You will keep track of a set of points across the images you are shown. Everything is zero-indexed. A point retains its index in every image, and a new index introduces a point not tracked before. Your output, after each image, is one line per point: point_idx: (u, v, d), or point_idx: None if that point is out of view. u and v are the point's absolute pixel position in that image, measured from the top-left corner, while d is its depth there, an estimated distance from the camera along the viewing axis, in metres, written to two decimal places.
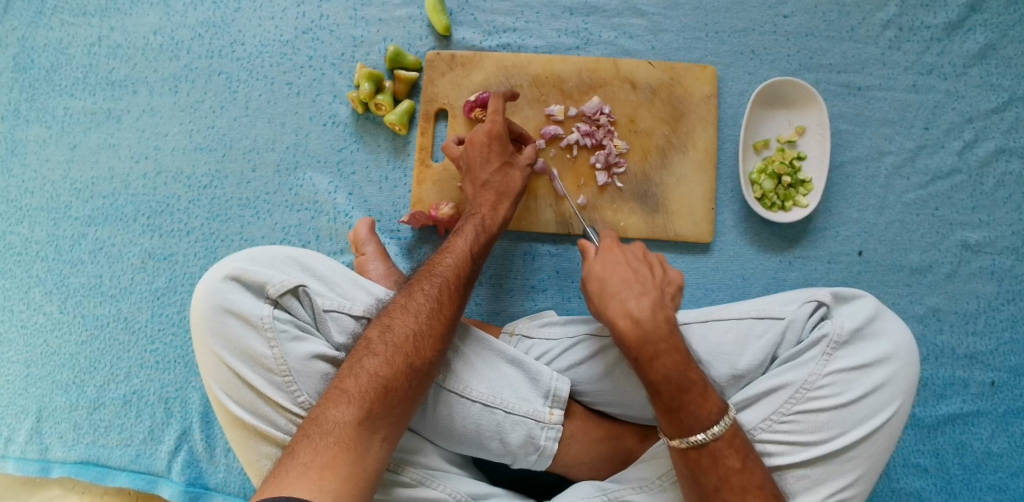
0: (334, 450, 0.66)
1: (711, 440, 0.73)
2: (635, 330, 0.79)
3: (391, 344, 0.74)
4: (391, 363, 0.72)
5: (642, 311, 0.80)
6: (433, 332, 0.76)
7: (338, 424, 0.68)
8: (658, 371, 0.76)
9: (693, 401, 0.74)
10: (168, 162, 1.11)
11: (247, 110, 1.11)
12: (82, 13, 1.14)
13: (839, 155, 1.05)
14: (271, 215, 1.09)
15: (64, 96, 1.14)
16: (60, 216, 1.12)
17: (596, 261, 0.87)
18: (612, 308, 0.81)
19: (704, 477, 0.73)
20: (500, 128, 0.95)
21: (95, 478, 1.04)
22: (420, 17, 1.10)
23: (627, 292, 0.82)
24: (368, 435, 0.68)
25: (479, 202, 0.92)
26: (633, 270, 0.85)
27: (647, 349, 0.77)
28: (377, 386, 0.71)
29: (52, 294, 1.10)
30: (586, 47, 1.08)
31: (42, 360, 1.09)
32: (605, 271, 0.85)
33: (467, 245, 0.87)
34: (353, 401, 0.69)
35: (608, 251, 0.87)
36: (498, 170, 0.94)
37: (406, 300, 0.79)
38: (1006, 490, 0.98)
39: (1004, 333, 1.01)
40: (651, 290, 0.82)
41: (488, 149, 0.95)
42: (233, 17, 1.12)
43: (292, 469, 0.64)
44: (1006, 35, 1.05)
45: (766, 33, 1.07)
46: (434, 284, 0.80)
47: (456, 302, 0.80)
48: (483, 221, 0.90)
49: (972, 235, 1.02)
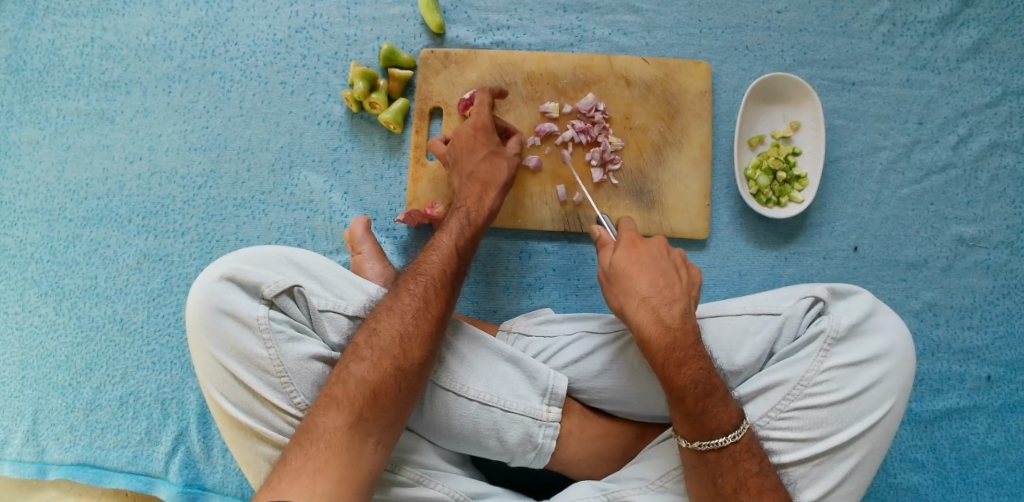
0: (325, 455, 0.66)
1: (731, 443, 0.74)
2: (664, 336, 0.77)
3: (377, 348, 0.74)
4: (377, 367, 0.72)
5: (672, 318, 0.79)
6: (421, 331, 0.76)
7: (328, 430, 0.68)
8: (685, 377, 0.75)
9: (716, 406, 0.74)
10: (163, 163, 1.11)
11: (241, 110, 1.11)
12: (74, 14, 1.14)
13: (833, 151, 1.05)
14: (266, 214, 1.08)
15: (57, 98, 1.13)
16: (54, 217, 1.11)
17: (620, 255, 0.84)
18: (642, 313, 0.79)
19: (722, 480, 0.73)
20: (485, 118, 0.95)
21: (93, 479, 1.04)
22: (414, 15, 1.10)
23: (659, 298, 0.80)
24: (360, 439, 0.68)
25: (465, 195, 0.92)
26: (662, 273, 0.82)
27: (675, 356, 0.76)
28: (365, 391, 0.71)
29: (47, 296, 1.10)
30: (580, 44, 1.07)
31: (38, 363, 1.08)
32: (631, 270, 0.82)
33: (452, 241, 0.86)
34: (342, 407, 0.70)
35: (631, 246, 0.85)
36: (484, 159, 0.94)
37: (391, 302, 0.78)
38: (1003, 484, 0.99)
39: (1000, 327, 1.02)
40: (681, 297, 0.81)
41: (473, 138, 0.95)
42: (226, 17, 1.12)
43: (283, 475, 0.64)
44: (999, 29, 1.05)
45: (759, 29, 1.07)
46: (418, 284, 0.80)
47: (442, 299, 0.80)
48: (468, 214, 0.90)
49: (967, 230, 1.03)
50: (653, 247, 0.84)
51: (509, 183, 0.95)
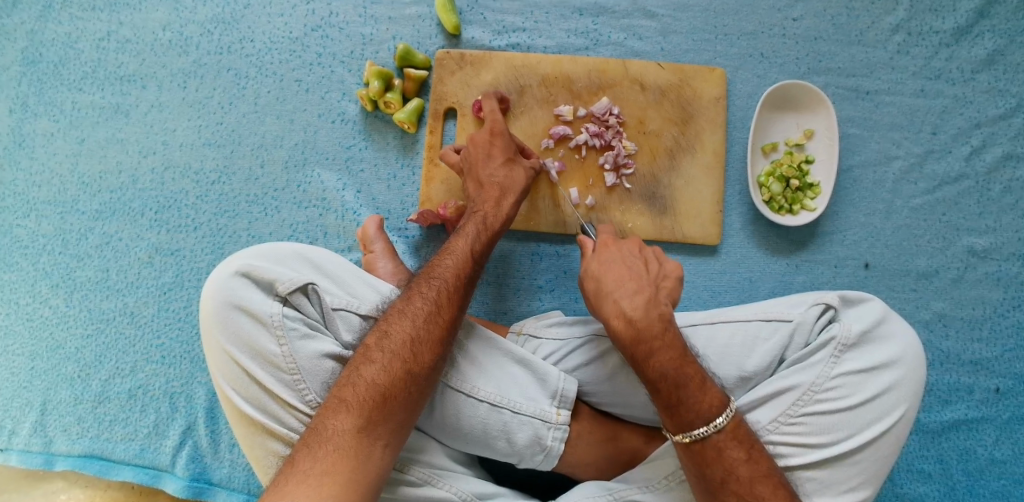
0: (333, 458, 0.66)
1: (713, 433, 0.73)
2: (629, 330, 0.78)
3: (388, 351, 0.74)
4: (388, 370, 0.73)
5: (635, 309, 0.79)
6: (432, 337, 0.76)
7: (338, 432, 0.68)
8: (653, 369, 0.76)
9: (693, 396, 0.74)
10: (177, 158, 1.11)
11: (255, 107, 1.11)
12: (91, 8, 1.14)
13: (846, 160, 1.05)
14: (279, 211, 1.09)
15: (73, 91, 1.13)
16: (67, 210, 1.12)
17: (590, 259, 0.87)
18: (607, 309, 0.80)
19: (710, 471, 0.73)
20: (501, 124, 0.97)
21: (99, 471, 1.04)
22: (429, 16, 1.10)
23: (622, 291, 0.81)
24: (369, 442, 0.69)
25: (483, 199, 0.92)
26: (628, 267, 0.84)
27: (641, 348, 0.77)
28: (375, 395, 0.71)
29: (58, 287, 1.10)
30: (595, 48, 1.08)
31: (48, 354, 1.09)
32: (599, 269, 0.84)
33: (468, 245, 0.86)
34: (352, 410, 0.70)
35: (603, 248, 0.87)
36: (503, 165, 0.95)
37: (404, 305, 0.79)
38: (1009, 496, 0.99)
39: (1010, 339, 1.02)
40: (645, 287, 0.81)
41: (490, 145, 0.96)
42: (243, 13, 1.12)
43: (292, 476, 0.65)
44: (1014, 41, 1.05)
45: (774, 36, 1.07)
46: (432, 287, 0.80)
47: (455, 304, 0.80)
48: (485, 218, 0.90)
49: (978, 241, 1.03)
50: (622, 246, 0.87)
51: (525, 191, 0.95)
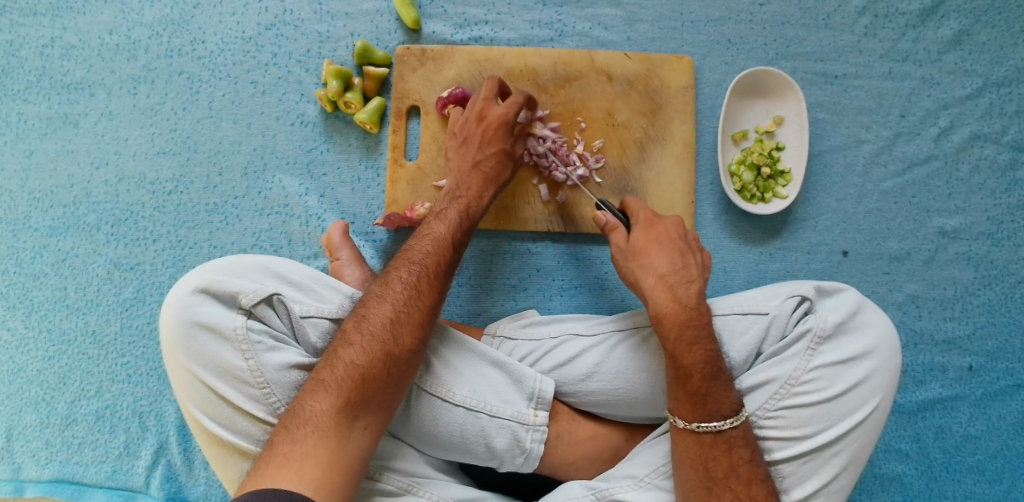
0: (312, 440, 0.64)
1: (730, 428, 0.74)
2: (681, 313, 0.78)
3: (367, 333, 0.72)
4: (368, 352, 0.70)
5: (689, 297, 0.80)
6: (412, 319, 0.74)
7: (316, 414, 0.66)
8: (696, 356, 0.76)
9: (720, 390, 0.75)
10: (131, 168, 1.07)
11: (210, 111, 1.07)
12: (33, 14, 1.09)
13: (816, 145, 1.04)
14: (240, 220, 1.05)
15: (17, 102, 1.08)
16: (20, 227, 1.07)
17: (637, 233, 0.86)
18: (661, 291, 0.80)
19: (714, 464, 0.73)
20: (513, 114, 0.93)
21: (71, 495, 1.02)
22: (388, 10, 1.06)
23: (677, 277, 0.81)
24: (349, 423, 0.66)
25: (467, 185, 0.92)
26: (679, 251, 0.84)
27: (688, 333, 0.77)
28: (354, 376, 0.68)
29: (15, 309, 1.06)
30: (560, 39, 1.05)
31: (9, 378, 1.05)
32: (650, 248, 0.84)
33: (446, 231, 0.85)
34: (331, 392, 0.67)
35: (648, 225, 0.87)
36: (495, 154, 0.93)
37: (382, 289, 0.76)
38: (984, 471, 1.00)
39: (981, 317, 1.02)
40: (697, 278, 0.82)
41: (493, 131, 0.93)
42: (192, 14, 1.08)
43: (271, 460, 0.63)
44: (979, 20, 1.04)
45: (741, 22, 1.05)
46: (411, 272, 0.78)
47: (435, 289, 0.78)
48: (468, 206, 0.89)
49: (949, 222, 1.03)
50: (670, 225, 0.86)
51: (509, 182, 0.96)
